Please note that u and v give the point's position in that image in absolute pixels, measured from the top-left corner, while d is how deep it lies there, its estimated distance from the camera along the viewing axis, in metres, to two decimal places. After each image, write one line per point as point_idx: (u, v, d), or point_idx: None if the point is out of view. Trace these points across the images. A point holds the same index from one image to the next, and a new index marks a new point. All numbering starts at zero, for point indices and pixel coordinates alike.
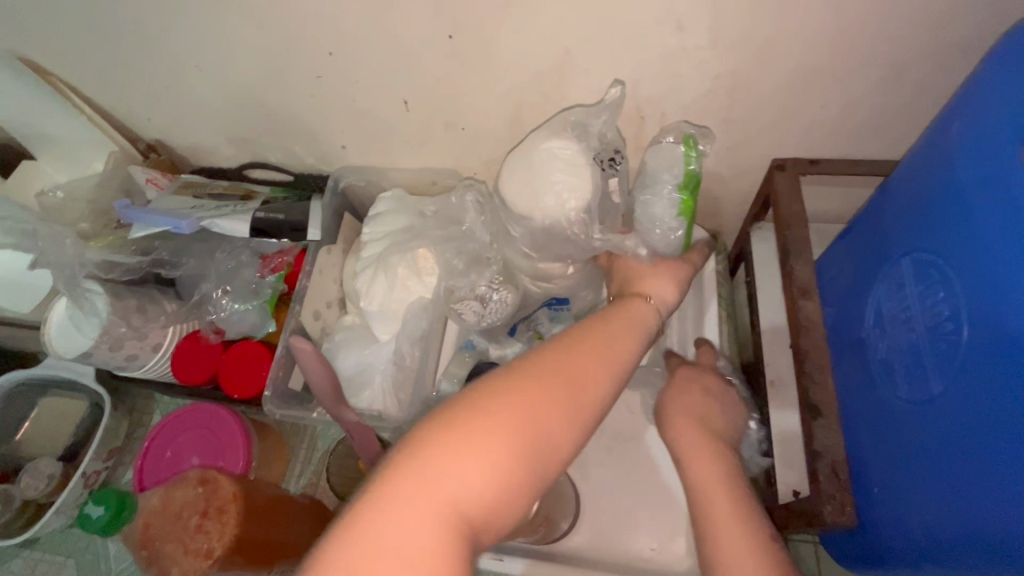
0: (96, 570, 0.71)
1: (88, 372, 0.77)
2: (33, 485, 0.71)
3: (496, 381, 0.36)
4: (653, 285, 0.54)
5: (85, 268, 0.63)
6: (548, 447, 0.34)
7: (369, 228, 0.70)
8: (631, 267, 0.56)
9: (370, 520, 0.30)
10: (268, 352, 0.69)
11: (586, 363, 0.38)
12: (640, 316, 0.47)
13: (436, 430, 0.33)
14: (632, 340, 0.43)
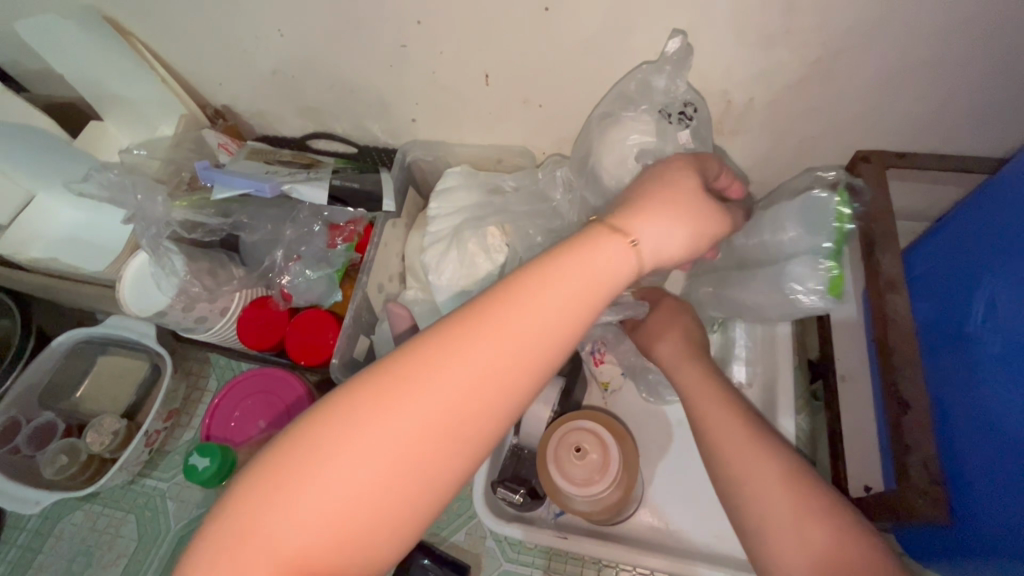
0: (156, 526, 0.72)
1: (150, 333, 0.77)
2: (99, 441, 0.72)
3: (365, 389, 0.33)
4: (650, 224, 0.42)
5: (168, 228, 0.64)
6: (433, 456, 0.32)
7: (437, 202, 0.69)
8: (641, 198, 0.45)
9: (241, 548, 0.30)
10: (336, 319, 0.69)
11: (476, 362, 0.34)
12: (599, 271, 0.38)
13: (299, 444, 0.32)
14: (567, 316, 0.36)
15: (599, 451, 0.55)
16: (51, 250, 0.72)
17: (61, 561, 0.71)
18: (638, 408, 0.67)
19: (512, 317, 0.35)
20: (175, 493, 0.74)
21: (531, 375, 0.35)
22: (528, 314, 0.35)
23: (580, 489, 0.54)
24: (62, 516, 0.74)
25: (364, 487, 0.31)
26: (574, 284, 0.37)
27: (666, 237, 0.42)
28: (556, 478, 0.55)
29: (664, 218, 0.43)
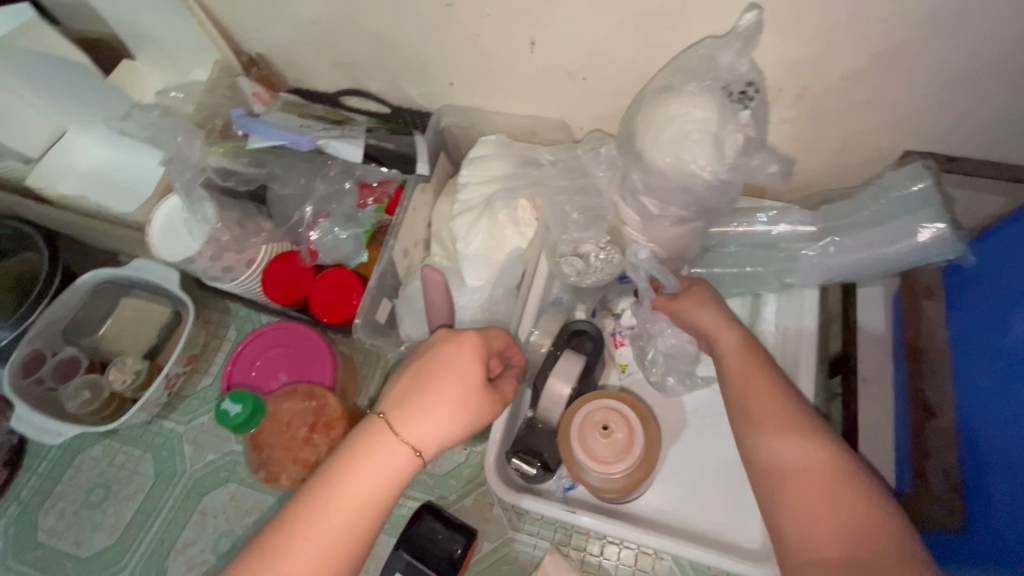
0: (171, 467, 0.74)
1: (173, 278, 0.78)
2: (122, 379, 0.74)
3: None
4: (424, 419, 0.43)
5: (205, 173, 0.63)
6: None
7: (469, 170, 0.68)
8: (424, 376, 0.44)
9: None
10: (361, 280, 0.69)
11: None
12: (380, 474, 0.41)
13: None
14: (363, 523, 0.40)
15: (627, 433, 0.57)
16: (81, 187, 0.72)
17: (78, 492, 0.73)
18: (654, 391, 0.67)
19: (304, 545, 0.39)
20: (192, 437, 0.76)
21: None
22: (318, 538, 0.39)
23: (601, 463, 0.56)
24: (81, 450, 0.75)
25: None
26: (353, 495, 0.40)
27: (448, 428, 0.44)
28: (577, 452, 0.56)
29: (441, 413, 0.43)
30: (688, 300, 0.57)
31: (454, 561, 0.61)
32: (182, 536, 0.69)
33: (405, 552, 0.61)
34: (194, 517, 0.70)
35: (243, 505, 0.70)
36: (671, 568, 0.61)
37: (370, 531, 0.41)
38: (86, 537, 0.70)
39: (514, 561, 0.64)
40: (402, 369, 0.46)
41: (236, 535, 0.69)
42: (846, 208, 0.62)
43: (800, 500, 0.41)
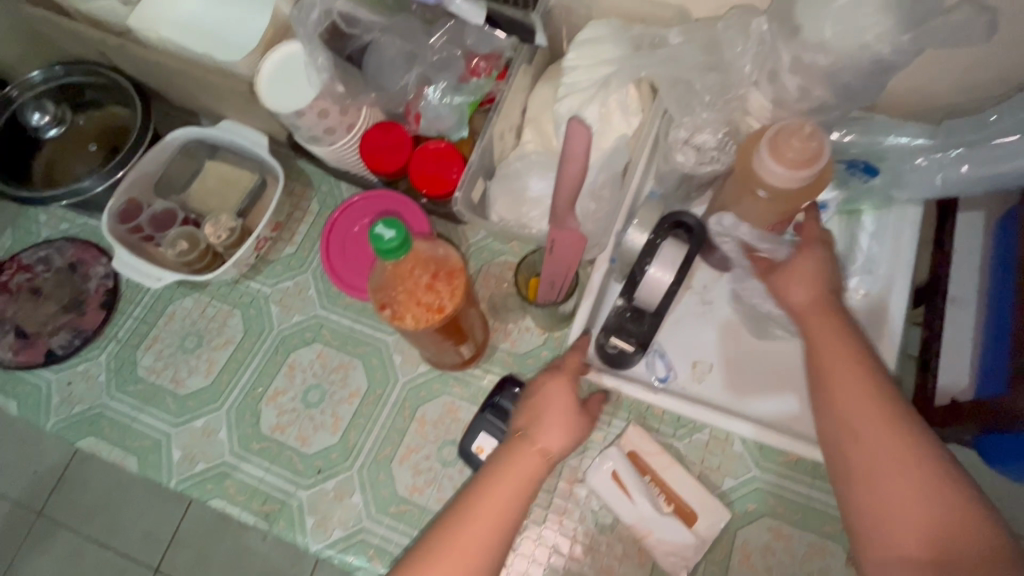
0: (260, 323, 0.77)
1: (265, 142, 0.78)
2: (216, 234, 0.75)
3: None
4: (550, 433, 0.53)
5: (329, 16, 0.63)
6: None
7: (576, 51, 0.66)
8: (539, 404, 0.55)
9: None
10: (461, 156, 0.69)
11: (459, 540, 0.49)
12: (523, 475, 0.51)
13: None
14: (518, 499, 0.51)
15: (824, 141, 0.49)
16: (177, 37, 0.69)
17: (172, 337, 0.76)
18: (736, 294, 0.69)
19: (485, 499, 0.50)
20: (278, 299, 0.78)
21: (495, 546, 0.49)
22: (493, 491, 0.50)
23: (786, 169, 0.49)
24: (173, 299, 0.78)
25: None
26: None
27: (564, 445, 0.53)
28: (761, 155, 0.50)
29: (563, 427, 0.54)
30: (806, 277, 0.54)
31: None
32: (272, 385, 0.73)
33: (491, 414, 0.66)
34: (283, 370, 0.74)
35: (330, 363, 0.74)
36: (740, 454, 0.63)
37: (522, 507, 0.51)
38: (183, 377, 0.74)
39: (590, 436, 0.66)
40: (519, 405, 0.56)
41: (323, 388, 0.73)
42: (970, 125, 0.61)
43: (870, 441, 0.45)
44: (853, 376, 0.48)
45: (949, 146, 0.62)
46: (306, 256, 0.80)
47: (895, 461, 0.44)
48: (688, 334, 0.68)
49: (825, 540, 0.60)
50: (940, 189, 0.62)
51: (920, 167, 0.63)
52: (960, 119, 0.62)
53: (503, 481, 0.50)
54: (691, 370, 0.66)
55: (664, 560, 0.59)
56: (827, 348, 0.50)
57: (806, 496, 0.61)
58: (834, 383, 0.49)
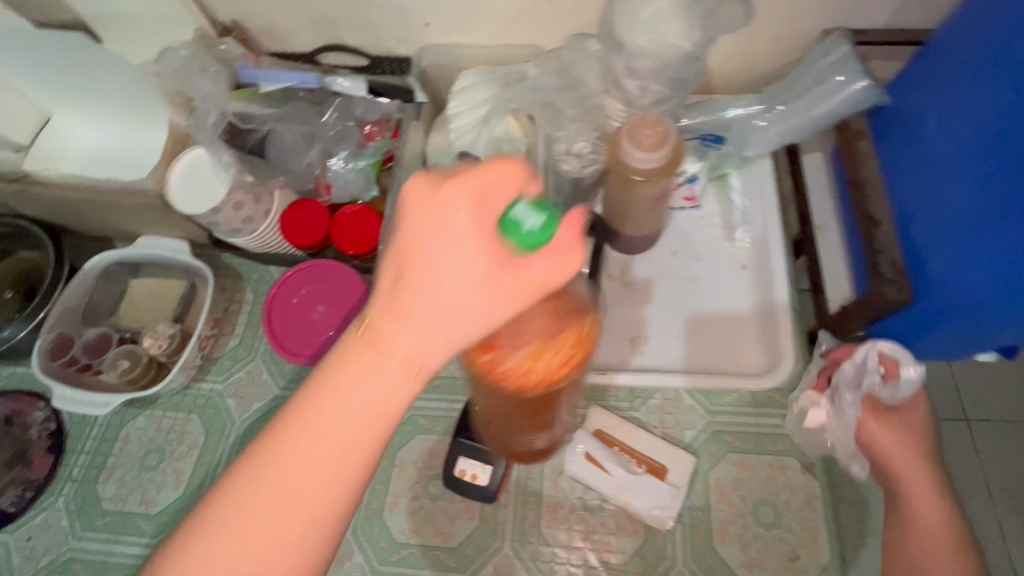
0: (220, 420, 0.77)
1: (187, 248, 0.80)
2: (157, 344, 0.77)
3: (298, 409, 0.31)
4: (407, 319, 0.31)
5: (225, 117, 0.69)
6: (306, 547, 0.31)
7: (454, 101, 0.74)
8: (397, 241, 0.32)
9: (210, 541, 0.31)
10: (376, 211, 0.75)
11: (303, 447, 0.31)
12: (367, 384, 0.31)
13: (239, 477, 0.31)
14: (358, 446, 0.31)
15: (670, 126, 0.59)
16: (81, 168, 0.74)
17: (132, 460, 0.75)
18: (649, 271, 0.77)
19: (321, 415, 0.31)
20: (232, 392, 0.79)
21: (329, 526, 0.32)
22: (330, 414, 0.31)
23: (645, 153, 0.59)
24: (124, 422, 0.77)
25: (304, 505, 0.31)
26: (284, 513, 0.31)
27: (443, 330, 0.32)
28: (626, 147, 0.59)
29: (460, 298, 0.31)
30: (898, 442, 0.55)
31: None
32: None
33: (465, 438, 0.69)
34: None
35: None
36: (692, 406, 0.70)
37: (363, 474, 0.32)
38: (152, 496, 0.73)
39: None
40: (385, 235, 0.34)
41: None
42: (788, 86, 0.72)
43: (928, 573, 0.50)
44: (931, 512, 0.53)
45: (772, 106, 0.73)
46: (250, 343, 0.82)
47: (936, 517, 0.52)
48: (619, 317, 0.75)
49: (781, 457, 0.66)
50: (777, 142, 0.75)
51: (755, 129, 0.75)
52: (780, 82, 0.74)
53: (420, 295, 0.31)
54: (632, 346, 0.74)
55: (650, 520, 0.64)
56: (913, 475, 0.54)
57: (756, 426, 0.68)
58: (918, 494, 0.53)
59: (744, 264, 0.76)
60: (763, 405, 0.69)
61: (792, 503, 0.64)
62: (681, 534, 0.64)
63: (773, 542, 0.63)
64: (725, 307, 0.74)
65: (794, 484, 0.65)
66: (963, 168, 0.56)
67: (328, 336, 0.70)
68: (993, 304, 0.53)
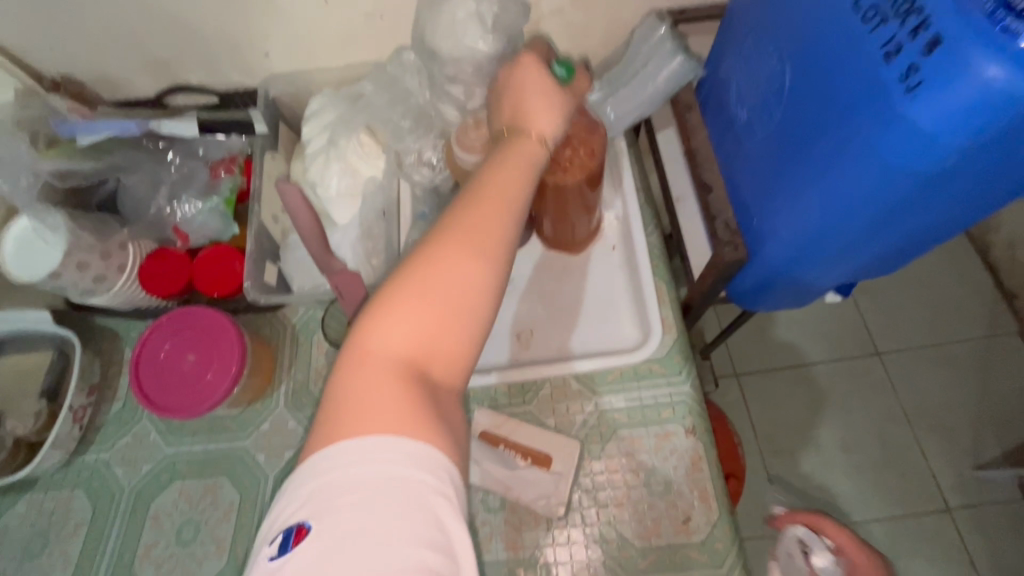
0: (108, 490, 0.73)
1: (48, 317, 0.76)
2: (22, 424, 0.73)
3: (443, 223, 0.44)
4: (540, 120, 0.53)
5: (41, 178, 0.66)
6: (465, 312, 0.41)
7: (306, 126, 0.74)
8: (518, 89, 0.55)
9: (369, 341, 0.40)
10: (239, 248, 0.73)
11: (462, 241, 0.42)
12: (522, 158, 0.48)
13: (406, 269, 0.42)
14: (504, 231, 0.44)
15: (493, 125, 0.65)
16: None
17: (15, 549, 0.71)
18: (527, 266, 0.79)
19: (478, 215, 0.44)
20: (119, 458, 0.75)
21: (471, 323, 0.42)
22: (485, 214, 0.44)
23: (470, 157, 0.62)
24: (2, 511, 0.72)
25: (455, 294, 0.41)
26: (445, 290, 0.41)
27: (557, 131, 0.53)
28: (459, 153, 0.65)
29: (546, 110, 0.53)
30: None
31: None
32: (141, 543, 0.70)
33: None
34: (148, 522, 0.71)
35: (195, 494, 0.72)
36: (580, 390, 0.71)
37: (511, 249, 0.44)
38: None
39: None
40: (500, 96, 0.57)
41: (195, 521, 0.71)
42: (623, 70, 0.74)
43: None
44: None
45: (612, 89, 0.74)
46: (133, 404, 0.78)
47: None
48: (504, 315, 0.77)
49: (665, 426, 0.68)
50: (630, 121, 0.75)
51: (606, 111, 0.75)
52: (619, 68, 0.75)
53: (535, 117, 0.52)
54: (518, 343, 0.75)
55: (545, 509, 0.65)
56: None
57: (640, 399, 0.70)
58: None
59: (614, 245, 0.79)
60: (646, 377, 0.71)
61: (680, 468, 0.67)
62: (580, 518, 0.65)
63: (667, 509, 0.65)
64: (599, 288, 0.77)
65: (680, 449, 0.67)
66: (773, 121, 0.58)
67: (204, 380, 0.68)
68: (820, 241, 0.58)
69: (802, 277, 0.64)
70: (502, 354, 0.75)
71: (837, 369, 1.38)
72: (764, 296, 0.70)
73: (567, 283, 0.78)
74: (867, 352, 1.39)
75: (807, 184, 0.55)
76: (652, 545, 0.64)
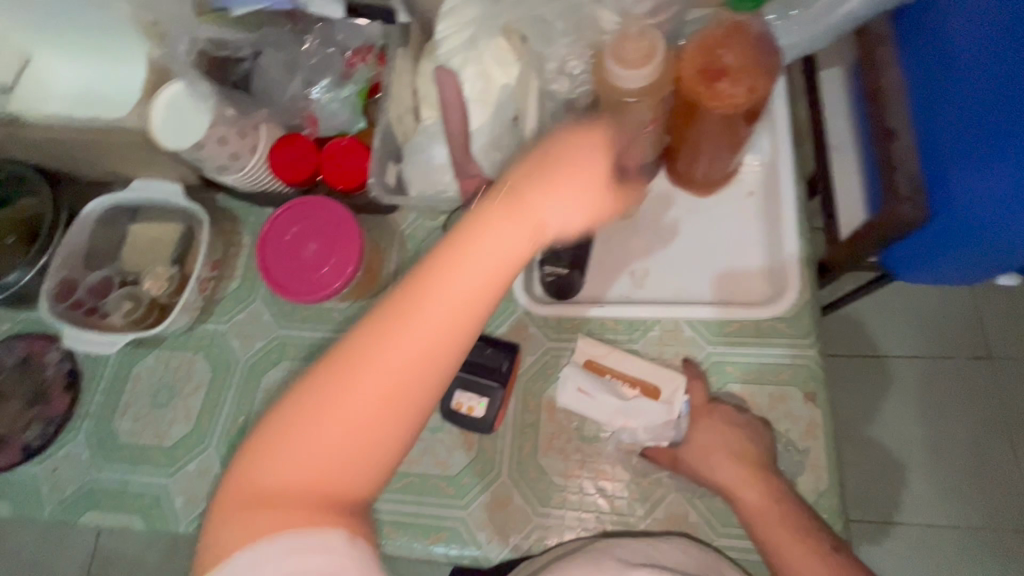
0: (225, 358, 0.79)
1: (181, 190, 0.79)
2: (158, 286, 0.79)
3: (471, 226, 0.42)
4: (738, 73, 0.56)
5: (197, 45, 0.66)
6: (450, 331, 0.41)
7: (443, 21, 0.67)
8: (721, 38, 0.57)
9: (352, 364, 0.39)
10: (364, 144, 0.72)
11: (474, 263, 0.41)
12: (581, 158, 0.45)
13: (430, 271, 0.41)
14: (508, 268, 0.42)
15: (654, 39, 0.54)
16: (65, 109, 0.72)
17: (145, 396, 0.78)
18: (652, 201, 0.74)
19: (496, 229, 0.42)
20: (235, 332, 0.80)
21: (452, 364, 0.42)
22: (506, 225, 0.42)
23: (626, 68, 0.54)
24: (135, 361, 0.79)
25: (442, 331, 0.40)
26: (439, 310, 0.40)
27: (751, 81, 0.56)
28: (609, 67, 0.55)
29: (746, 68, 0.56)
30: None
31: (501, 371, 0.69)
32: (253, 411, 0.75)
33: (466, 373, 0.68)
34: (260, 394, 0.76)
35: (302, 375, 0.76)
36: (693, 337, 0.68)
37: (505, 288, 0.43)
38: (165, 430, 0.76)
39: (558, 364, 0.70)
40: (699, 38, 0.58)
41: None
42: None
43: None
44: (792, 543, 0.55)
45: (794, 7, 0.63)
46: (250, 284, 0.82)
47: (760, 499, 0.58)
48: (619, 249, 0.74)
49: (783, 388, 0.65)
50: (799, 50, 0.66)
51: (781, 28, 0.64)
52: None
53: (593, 137, 0.46)
54: (630, 279, 0.72)
55: (654, 437, 0.65)
56: None
57: (758, 356, 0.66)
58: None
59: (752, 191, 0.72)
60: (768, 335, 0.67)
61: (793, 432, 0.64)
62: None
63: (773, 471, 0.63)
64: (728, 236, 0.72)
65: (795, 413, 0.64)
66: (985, 81, 0.54)
67: (321, 272, 0.70)
68: (1009, 208, 0.52)
69: (983, 248, 0.56)
70: (614, 290, 0.72)
71: (931, 370, 1.13)
72: (918, 269, 0.63)
73: (693, 226, 0.73)
74: (970, 355, 1.13)
75: (1000, 152, 0.52)
76: None
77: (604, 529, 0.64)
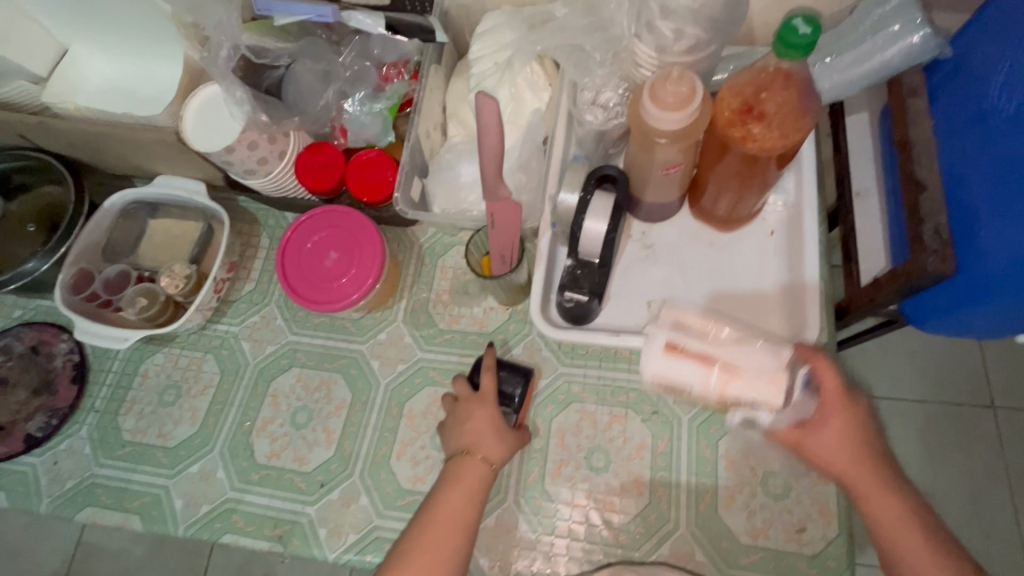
0: (235, 361, 0.78)
1: (204, 189, 0.79)
2: (175, 285, 0.78)
3: (429, 512, 0.57)
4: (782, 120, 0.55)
5: (239, 51, 0.66)
6: (447, 553, 0.54)
7: (476, 44, 0.71)
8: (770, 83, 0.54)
9: None
10: (391, 158, 0.73)
11: (447, 510, 0.56)
12: (484, 443, 0.60)
13: (409, 552, 0.54)
14: (470, 496, 0.57)
15: (695, 81, 0.53)
16: (96, 104, 0.73)
17: (151, 394, 0.77)
18: (674, 234, 0.74)
19: (448, 516, 0.56)
20: (247, 334, 0.80)
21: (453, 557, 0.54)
22: (454, 507, 0.56)
23: (665, 108, 0.53)
24: (144, 358, 0.79)
25: (441, 552, 0.54)
26: (436, 538, 0.55)
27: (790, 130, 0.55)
28: (645, 106, 0.54)
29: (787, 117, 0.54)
30: None
31: (513, 398, 0.66)
32: (260, 416, 0.75)
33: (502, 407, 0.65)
34: (268, 400, 0.75)
35: (311, 383, 0.76)
36: None
37: (474, 508, 0.57)
38: (169, 430, 0.75)
39: (570, 390, 0.70)
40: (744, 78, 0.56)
41: (310, 409, 0.75)
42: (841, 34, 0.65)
43: None
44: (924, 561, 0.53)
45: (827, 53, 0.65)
46: (265, 287, 0.82)
47: (881, 499, 0.56)
48: (638, 279, 0.73)
49: None
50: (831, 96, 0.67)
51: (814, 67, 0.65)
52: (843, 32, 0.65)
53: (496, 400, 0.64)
54: (648, 311, 0.71)
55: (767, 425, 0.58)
56: None
57: None
58: None
59: (773, 231, 0.73)
60: None
61: (803, 477, 0.63)
62: (686, 499, 0.64)
63: (781, 514, 0.62)
64: (748, 273, 0.71)
65: None
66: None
67: (340, 282, 0.70)
68: None
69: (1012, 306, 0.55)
70: (631, 320, 0.71)
71: None
72: (941, 321, 0.62)
73: (712, 261, 0.72)
74: None
75: None
76: (758, 545, 0.62)
77: (608, 562, 0.63)
